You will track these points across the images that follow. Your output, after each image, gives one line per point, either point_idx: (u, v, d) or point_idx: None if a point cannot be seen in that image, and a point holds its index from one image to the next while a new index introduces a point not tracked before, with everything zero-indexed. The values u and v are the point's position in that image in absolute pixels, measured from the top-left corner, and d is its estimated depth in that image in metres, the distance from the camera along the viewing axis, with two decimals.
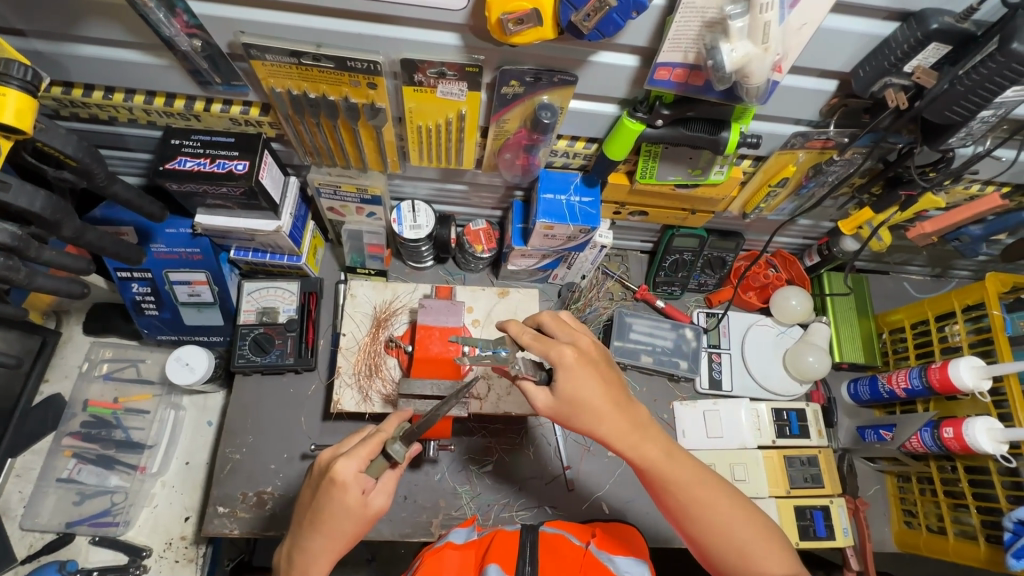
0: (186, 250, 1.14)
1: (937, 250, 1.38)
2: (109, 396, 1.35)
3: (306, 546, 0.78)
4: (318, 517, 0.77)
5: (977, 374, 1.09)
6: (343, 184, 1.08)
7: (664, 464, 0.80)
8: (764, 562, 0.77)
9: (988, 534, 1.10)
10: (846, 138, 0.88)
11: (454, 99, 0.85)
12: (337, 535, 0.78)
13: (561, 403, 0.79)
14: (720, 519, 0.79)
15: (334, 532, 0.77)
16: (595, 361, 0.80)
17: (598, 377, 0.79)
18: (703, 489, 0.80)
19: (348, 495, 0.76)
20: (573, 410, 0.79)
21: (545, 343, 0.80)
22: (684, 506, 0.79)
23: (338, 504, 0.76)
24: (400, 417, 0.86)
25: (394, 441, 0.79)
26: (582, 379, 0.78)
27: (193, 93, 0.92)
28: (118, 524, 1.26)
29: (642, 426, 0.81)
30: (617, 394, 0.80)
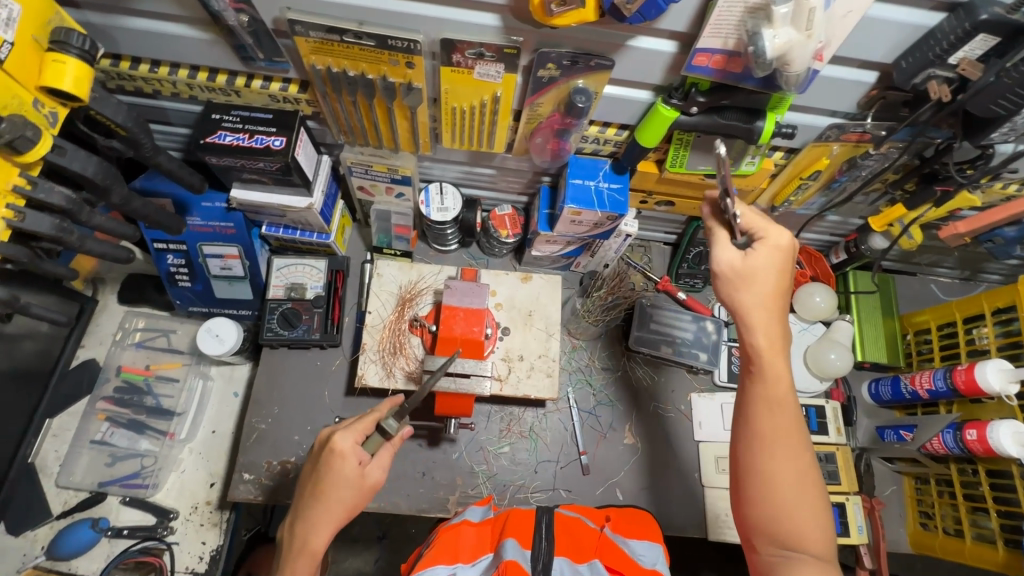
0: (220, 224, 1.17)
1: (968, 252, 1.36)
2: (141, 363, 1.39)
3: (305, 517, 0.83)
4: (319, 488, 0.83)
5: (1004, 377, 1.07)
6: (375, 164, 1.10)
7: (773, 384, 0.80)
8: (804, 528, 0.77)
9: (1007, 538, 1.09)
10: (883, 131, 0.87)
11: (490, 81, 0.86)
12: (337, 504, 0.83)
13: (736, 265, 0.81)
14: (792, 473, 0.78)
15: (331, 503, 0.82)
16: (784, 266, 0.81)
17: (773, 278, 0.81)
18: (787, 439, 0.79)
19: (344, 466, 0.83)
20: (732, 276, 0.82)
21: (763, 221, 0.82)
22: (761, 441, 0.80)
23: (337, 474, 0.83)
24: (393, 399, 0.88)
25: (389, 418, 0.87)
26: (756, 273, 0.80)
27: (235, 68, 0.94)
28: (147, 486, 1.31)
29: (777, 344, 0.82)
30: (778, 298, 0.81)
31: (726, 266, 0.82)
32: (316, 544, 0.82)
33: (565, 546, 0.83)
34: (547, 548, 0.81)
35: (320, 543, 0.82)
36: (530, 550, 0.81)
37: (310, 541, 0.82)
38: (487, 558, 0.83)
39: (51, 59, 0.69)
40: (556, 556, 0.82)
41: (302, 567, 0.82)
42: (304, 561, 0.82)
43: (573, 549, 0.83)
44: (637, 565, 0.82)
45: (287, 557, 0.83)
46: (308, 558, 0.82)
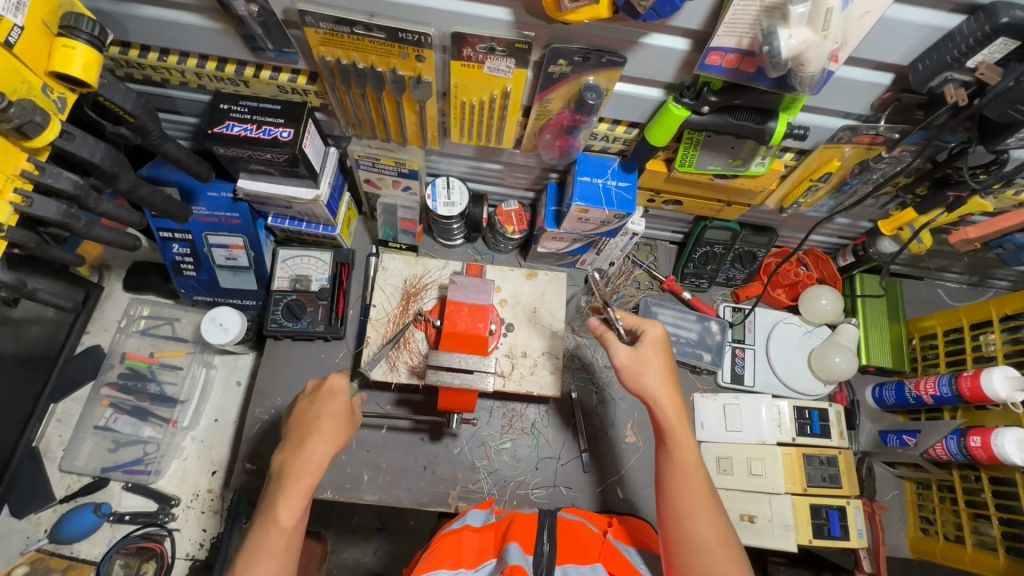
0: (226, 214, 1.17)
1: (978, 257, 1.35)
2: (145, 350, 1.39)
3: (303, 439, 0.87)
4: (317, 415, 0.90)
5: (1010, 385, 1.07)
6: (382, 157, 1.09)
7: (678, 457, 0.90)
8: None
9: (1008, 545, 1.08)
10: (897, 134, 0.86)
11: (500, 76, 0.85)
12: (333, 428, 0.89)
13: (636, 355, 0.93)
14: (715, 537, 0.84)
15: (330, 428, 0.88)
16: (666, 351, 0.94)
17: (662, 363, 0.93)
18: (702, 505, 0.86)
19: (337, 398, 0.92)
20: (631, 369, 0.93)
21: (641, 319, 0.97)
22: (680, 511, 0.86)
23: (331, 404, 0.91)
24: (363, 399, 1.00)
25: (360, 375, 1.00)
26: (648, 362, 0.93)
27: (244, 58, 0.93)
28: (149, 472, 1.32)
29: (679, 415, 0.92)
30: (671, 377, 0.93)
31: (621, 362, 0.93)
32: (316, 460, 0.85)
33: (569, 552, 0.84)
34: (550, 553, 0.81)
35: (318, 461, 0.86)
36: (533, 555, 0.81)
37: (311, 457, 0.85)
38: (490, 563, 0.82)
39: (60, 45, 0.68)
40: (559, 565, 0.81)
41: (303, 486, 0.84)
42: (306, 477, 0.84)
43: (576, 554, 0.83)
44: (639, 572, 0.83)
45: (288, 476, 0.84)
46: (311, 472, 0.85)
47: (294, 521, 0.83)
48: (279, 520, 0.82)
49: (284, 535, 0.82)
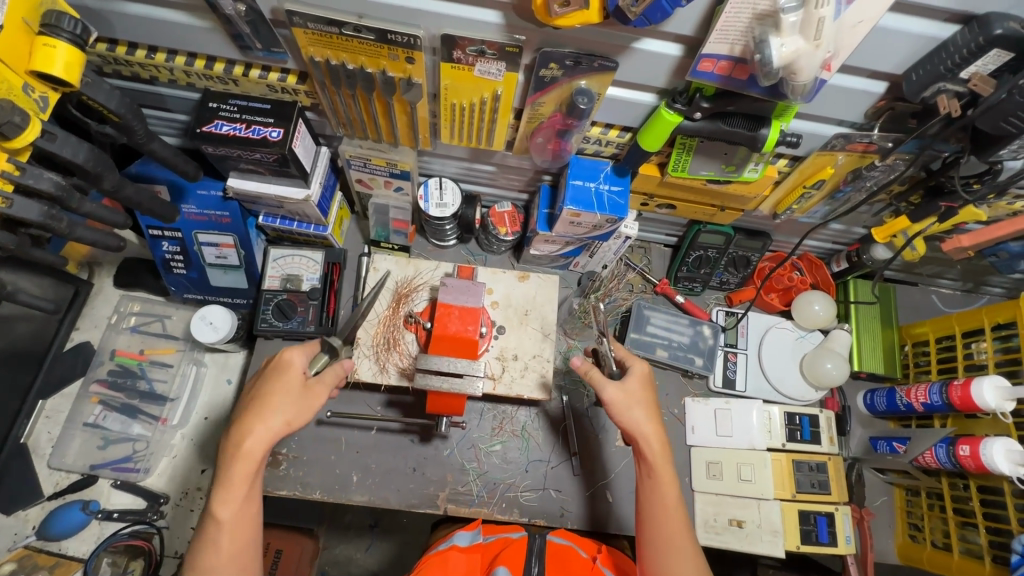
0: (216, 213, 1.16)
1: (971, 264, 1.34)
2: (135, 347, 1.39)
3: (240, 423, 0.84)
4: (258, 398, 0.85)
5: (1000, 394, 1.07)
6: (373, 157, 1.08)
7: (661, 496, 0.91)
8: None
9: (994, 554, 1.09)
10: (890, 143, 0.86)
11: (491, 79, 0.85)
12: (274, 407, 0.84)
13: (624, 392, 0.93)
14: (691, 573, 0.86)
15: (266, 407, 0.84)
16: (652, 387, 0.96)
17: (647, 400, 0.95)
18: (681, 540, 0.88)
19: (279, 374, 0.87)
20: (619, 407, 0.93)
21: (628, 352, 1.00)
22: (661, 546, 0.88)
23: (274, 382, 0.86)
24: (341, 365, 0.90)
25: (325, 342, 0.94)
26: (634, 399, 0.94)
27: (233, 57, 0.92)
28: (138, 470, 1.31)
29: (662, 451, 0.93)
30: (657, 414, 0.94)
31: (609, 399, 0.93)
32: (253, 449, 0.83)
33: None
34: None
35: (257, 451, 0.83)
36: None
37: (245, 447, 0.82)
38: None
39: (41, 43, 0.67)
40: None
41: (241, 480, 0.82)
42: (244, 468, 0.82)
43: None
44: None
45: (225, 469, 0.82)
46: (247, 463, 0.82)
47: (241, 514, 0.82)
48: (225, 516, 0.81)
49: (230, 530, 0.81)
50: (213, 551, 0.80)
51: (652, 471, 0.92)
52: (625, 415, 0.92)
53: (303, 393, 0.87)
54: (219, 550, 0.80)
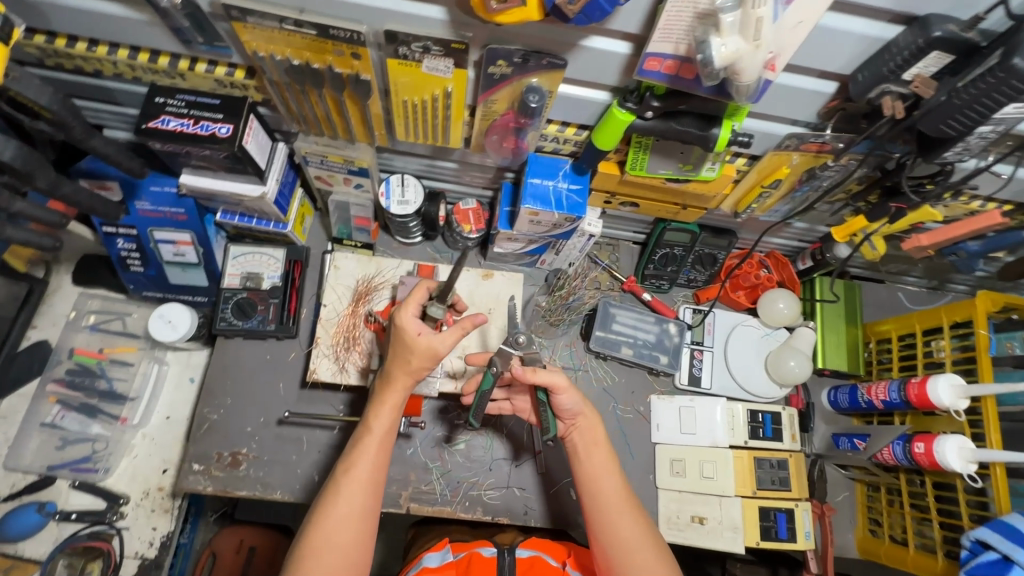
0: (171, 210, 1.13)
1: (934, 263, 1.35)
2: (94, 346, 1.36)
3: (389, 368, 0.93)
4: (400, 360, 0.91)
5: (955, 392, 1.07)
6: (329, 154, 1.06)
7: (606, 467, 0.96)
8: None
9: (947, 549, 1.09)
10: (842, 143, 0.85)
11: (440, 76, 0.83)
12: (417, 372, 0.92)
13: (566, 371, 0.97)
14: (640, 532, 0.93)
15: (408, 372, 0.91)
16: None
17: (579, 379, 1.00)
18: (627, 504, 0.94)
19: (407, 336, 0.89)
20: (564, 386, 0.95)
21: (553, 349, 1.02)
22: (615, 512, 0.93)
23: (409, 344, 0.89)
24: (469, 323, 0.89)
25: (434, 305, 0.92)
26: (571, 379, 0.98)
27: (177, 51, 0.89)
28: (98, 470, 1.29)
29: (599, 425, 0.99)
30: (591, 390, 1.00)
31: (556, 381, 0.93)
32: (387, 417, 0.94)
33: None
34: None
35: (387, 418, 0.94)
36: None
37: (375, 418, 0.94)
38: None
39: None
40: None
41: (379, 442, 0.93)
42: (380, 432, 0.93)
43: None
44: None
45: (366, 432, 0.93)
46: (386, 427, 0.94)
47: (367, 475, 0.91)
48: (356, 474, 0.90)
49: (360, 490, 0.90)
50: (341, 507, 0.88)
51: (595, 440, 0.99)
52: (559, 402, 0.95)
53: (431, 354, 0.89)
54: (359, 484, 0.90)
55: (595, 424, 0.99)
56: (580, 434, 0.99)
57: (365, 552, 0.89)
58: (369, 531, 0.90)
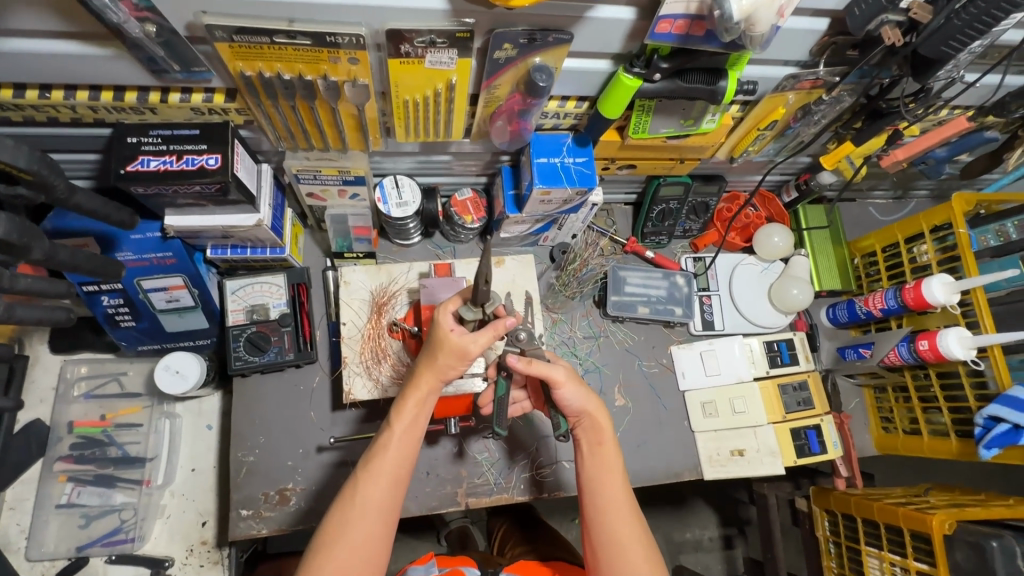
0: (158, 255, 1.06)
1: (903, 174, 1.45)
2: (95, 414, 1.28)
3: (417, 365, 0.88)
4: (431, 357, 0.86)
5: (947, 290, 1.17)
6: (323, 168, 1.01)
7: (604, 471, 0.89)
8: None
9: (958, 430, 1.21)
10: (836, 76, 0.89)
11: (443, 68, 0.80)
12: (446, 373, 0.87)
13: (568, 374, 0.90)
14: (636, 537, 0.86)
15: (436, 370, 0.86)
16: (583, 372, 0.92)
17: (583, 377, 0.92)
18: (624, 509, 0.87)
19: (441, 331, 0.84)
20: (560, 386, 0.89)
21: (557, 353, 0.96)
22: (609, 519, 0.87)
23: (443, 342, 0.84)
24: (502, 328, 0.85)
25: (468, 307, 0.84)
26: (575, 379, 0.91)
27: (146, 83, 0.81)
28: (132, 539, 1.23)
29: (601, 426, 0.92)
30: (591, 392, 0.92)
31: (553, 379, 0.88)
32: (412, 413, 0.87)
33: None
34: None
35: (416, 413, 0.87)
36: None
37: (404, 410, 0.87)
38: None
39: None
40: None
41: (403, 444, 0.86)
42: (409, 427, 0.87)
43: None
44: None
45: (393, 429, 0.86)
46: (415, 423, 0.87)
47: (395, 478, 0.85)
48: (385, 476, 0.84)
49: (381, 492, 0.84)
50: (359, 511, 0.83)
51: (600, 441, 0.91)
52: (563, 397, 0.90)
53: (460, 353, 0.84)
54: (378, 487, 0.84)
55: (602, 424, 0.92)
56: (589, 433, 0.92)
57: (382, 556, 0.83)
58: (388, 534, 0.84)
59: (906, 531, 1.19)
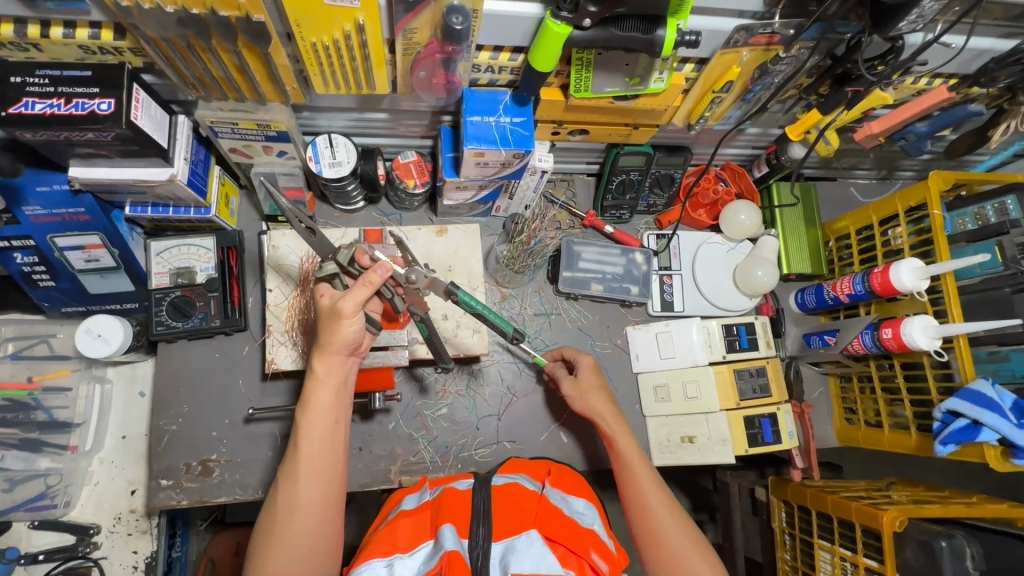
0: (68, 211, 0.98)
1: (884, 152, 1.35)
2: (20, 376, 1.19)
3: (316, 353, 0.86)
4: (321, 338, 0.85)
5: (916, 275, 1.09)
6: (240, 120, 0.94)
7: (630, 460, 0.99)
8: (696, 567, 0.89)
9: (919, 424, 1.14)
10: (792, 30, 0.81)
11: (345, 6, 0.73)
12: (333, 343, 0.84)
13: (577, 385, 1.08)
14: (674, 521, 0.93)
15: (328, 350, 0.85)
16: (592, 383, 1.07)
17: (597, 379, 1.08)
18: (654, 495, 0.95)
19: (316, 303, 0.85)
20: (581, 396, 1.06)
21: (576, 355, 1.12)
22: (645, 507, 0.94)
23: (325, 313, 0.84)
24: (371, 277, 0.80)
25: (328, 264, 0.85)
26: (587, 387, 1.07)
27: (20, 14, 0.75)
28: (57, 505, 1.20)
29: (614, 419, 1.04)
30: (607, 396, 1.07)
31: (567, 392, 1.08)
32: (325, 400, 0.86)
33: (503, 523, 0.83)
34: (486, 533, 0.81)
35: (329, 400, 0.86)
36: (468, 538, 0.81)
37: (313, 399, 0.85)
38: (426, 546, 0.81)
39: None
40: (494, 540, 0.80)
41: (322, 433, 0.85)
42: (324, 414, 0.85)
43: (511, 521, 0.83)
44: (575, 522, 0.86)
45: (305, 420, 0.85)
46: (330, 409, 0.86)
47: (318, 466, 0.84)
48: (306, 467, 0.83)
49: (314, 484, 0.83)
50: (297, 506, 0.81)
51: (610, 435, 1.02)
52: (582, 404, 1.06)
53: (335, 313, 0.81)
54: (306, 480, 0.83)
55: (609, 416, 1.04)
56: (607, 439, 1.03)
57: (330, 543, 0.83)
58: (329, 524, 0.83)
59: (858, 527, 1.13)
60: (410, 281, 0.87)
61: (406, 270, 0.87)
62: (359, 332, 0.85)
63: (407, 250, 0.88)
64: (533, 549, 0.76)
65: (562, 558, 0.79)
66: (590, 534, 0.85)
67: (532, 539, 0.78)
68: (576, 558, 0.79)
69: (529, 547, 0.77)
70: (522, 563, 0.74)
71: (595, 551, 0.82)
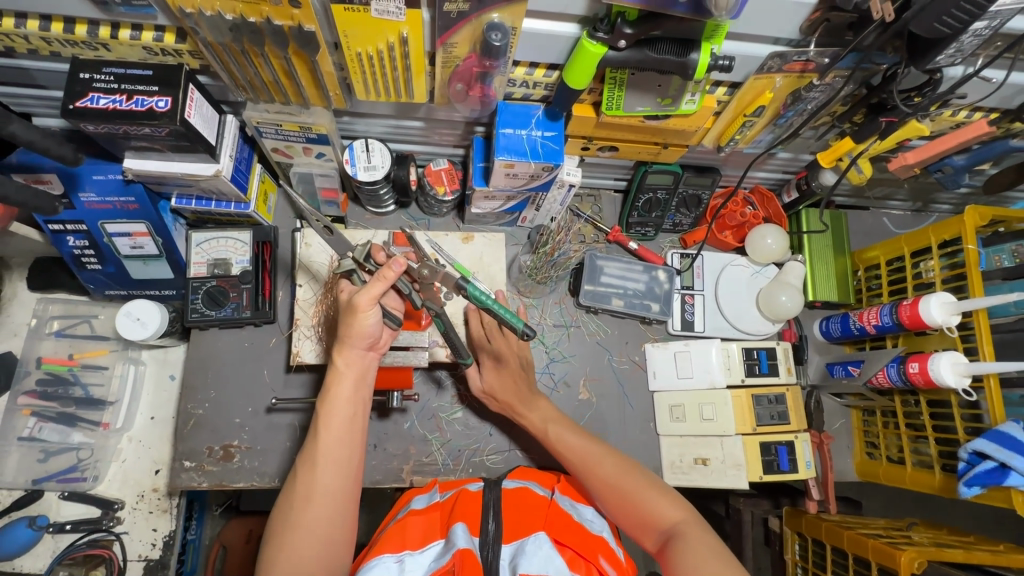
0: (120, 199, 1.04)
1: (920, 183, 1.33)
2: (64, 353, 1.29)
3: (338, 347, 0.90)
4: (340, 332, 0.89)
5: (947, 310, 1.06)
6: (283, 122, 0.98)
7: (552, 430, 1.05)
8: (654, 501, 0.91)
9: (944, 463, 1.10)
10: (827, 58, 0.82)
11: (391, 19, 0.77)
12: (351, 338, 0.88)
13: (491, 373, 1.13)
14: (615, 467, 0.96)
15: (347, 344, 0.88)
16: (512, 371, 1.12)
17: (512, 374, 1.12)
18: (592, 452, 1.00)
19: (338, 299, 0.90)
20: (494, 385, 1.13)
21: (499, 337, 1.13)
22: (586, 466, 0.98)
23: (345, 307, 0.88)
24: (386, 270, 0.83)
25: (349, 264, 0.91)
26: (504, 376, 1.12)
27: (94, 16, 0.81)
28: (86, 479, 1.26)
29: (529, 398, 1.11)
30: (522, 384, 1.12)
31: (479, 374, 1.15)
32: (346, 392, 0.89)
33: (513, 525, 0.84)
34: (495, 531, 0.83)
35: (349, 391, 0.89)
36: (479, 536, 0.82)
37: (334, 391, 0.89)
38: (436, 544, 0.83)
39: None
40: (504, 543, 0.81)
41: (342, 426, 0.88)
42: (343, 406, 0.88)
43: (520, 523, 0.84)
44: (585, 529, 0.86)
45: (326, 411, 0.88)
46: (350, 401, 0.89)
47: (336, 456, 0.86)
48: (325, 456, 0.86)
49: (333, 474, 0.86)
50: (316, 495, 0.84)
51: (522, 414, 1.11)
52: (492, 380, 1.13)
53: (351, 307, 0.85)
54: (323, 469, 0.85)
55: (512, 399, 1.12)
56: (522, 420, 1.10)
57: (343, 533, 0.85)
58: (342, 516, 0.85)
59: (873, 565, 1.09)
60: (423, 276, 0.91)
61: (418, 264, 0.91)
62: (376, 326, 0.88)
63: (419, 245, 0.91)
64: (541, 550, 0.77)
65: (570, 562, 0.78)
66: (599, 542, 0.84)
67: (541, 541, 0.78)
68: (585, 562, 0.79)
69: (537, 549, 0.77)
70: (530, 563, 0.75)
71: (604, 558, 0.81)
